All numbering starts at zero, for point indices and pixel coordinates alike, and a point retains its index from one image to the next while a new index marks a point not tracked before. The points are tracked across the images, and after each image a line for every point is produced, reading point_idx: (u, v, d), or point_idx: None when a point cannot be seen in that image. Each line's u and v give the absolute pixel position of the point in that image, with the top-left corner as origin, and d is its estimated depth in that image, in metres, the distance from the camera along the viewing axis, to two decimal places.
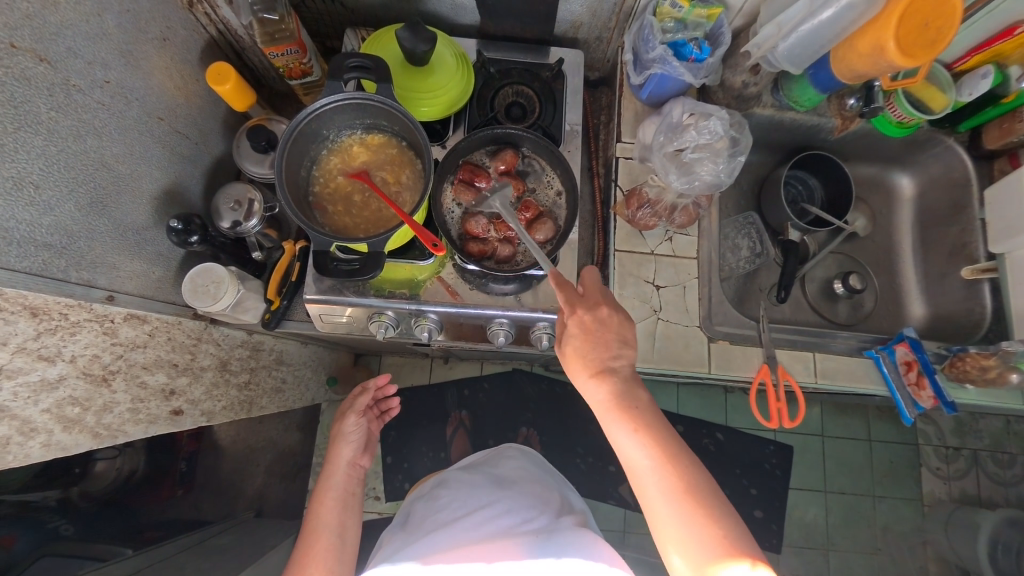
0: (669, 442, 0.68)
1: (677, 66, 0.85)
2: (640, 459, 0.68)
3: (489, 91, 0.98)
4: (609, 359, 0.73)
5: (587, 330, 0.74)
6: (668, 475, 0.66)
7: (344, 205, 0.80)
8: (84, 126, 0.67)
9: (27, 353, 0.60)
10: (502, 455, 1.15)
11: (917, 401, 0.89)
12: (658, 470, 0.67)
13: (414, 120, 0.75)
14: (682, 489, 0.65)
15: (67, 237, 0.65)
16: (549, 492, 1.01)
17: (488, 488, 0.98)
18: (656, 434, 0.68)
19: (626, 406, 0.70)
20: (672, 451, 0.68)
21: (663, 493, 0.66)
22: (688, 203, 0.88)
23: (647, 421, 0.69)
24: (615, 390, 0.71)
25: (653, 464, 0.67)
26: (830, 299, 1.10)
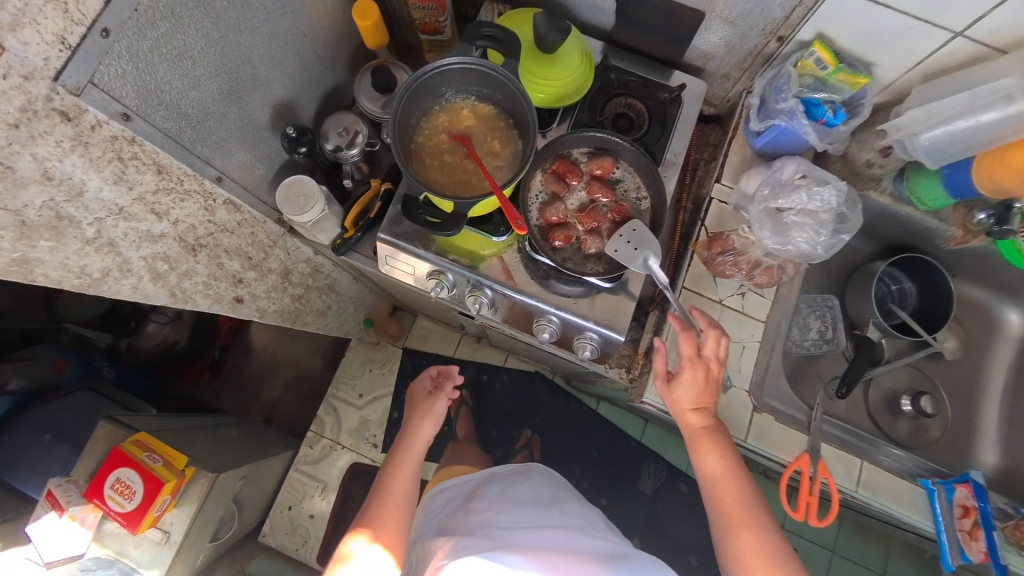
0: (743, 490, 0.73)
1: (804, 124, 0.81)
2: (724, 493, 0.73)
3: (602, 96, 0.98)
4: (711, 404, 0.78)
5: (702, 381, 0.77)
6: (749, 516, 0.71)
7: (439, 162, 0.84)
8: (244, 22, 0.72)
9: (144, 204, 0.67)
10: (527, 475, 1.21)
11: (964, 550, 0.79)
12: (734, 510, 0.72)
13: (529, 100, 0.77)
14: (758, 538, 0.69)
15: (202, 114, 0.71)
16: (580, 515, 1.07)
17: (535, 507, 1.06)
18: (740, 481, 0.73)
19: (716, 450, 0.75)
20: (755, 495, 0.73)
21: (752, 522, 0.70)
22: (773, 264, 0.85)
23: (737, 461, 0.75)
24: (713, 427, 0.77)
25: (739, 505, 0.72)
26: (891, 413, 1.02)
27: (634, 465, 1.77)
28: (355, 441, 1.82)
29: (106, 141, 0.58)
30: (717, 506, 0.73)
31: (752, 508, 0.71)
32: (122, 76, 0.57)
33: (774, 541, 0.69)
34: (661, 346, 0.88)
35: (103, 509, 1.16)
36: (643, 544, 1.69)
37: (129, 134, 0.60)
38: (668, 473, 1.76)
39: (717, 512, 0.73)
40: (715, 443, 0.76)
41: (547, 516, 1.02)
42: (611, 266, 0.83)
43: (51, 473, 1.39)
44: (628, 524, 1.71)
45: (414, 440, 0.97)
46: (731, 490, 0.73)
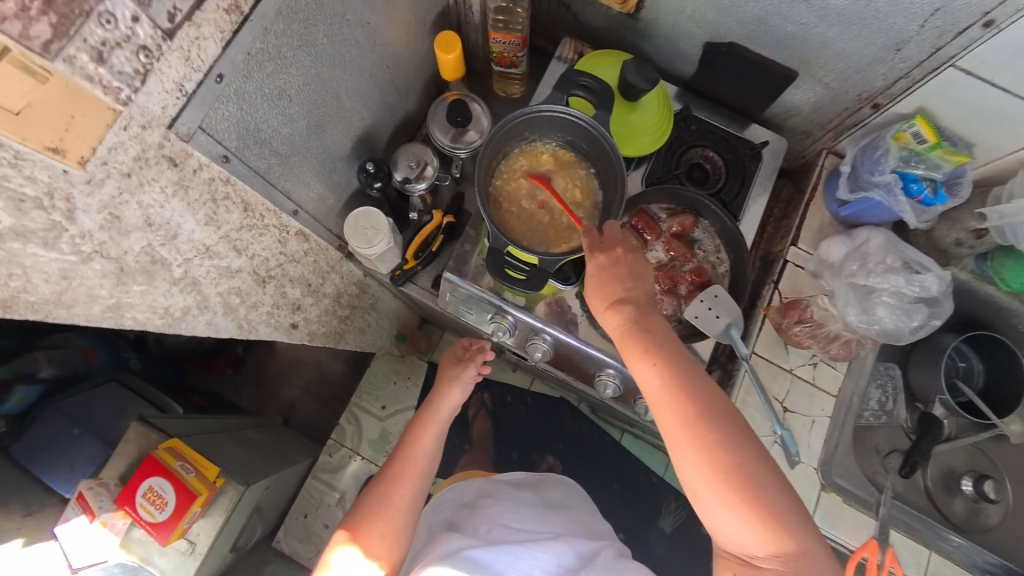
0: (709, 415, 0.61)
1: (900, 201, 0.79)
2: (659, 402, 0.63)
3: (680, 147, 0.95)
4: (623, 292, 0.70)
5: (602, 267, 0.70)
6: (704, 432, 0.59)
7: (516, 208, 0.81)
8: (338, 58, 0.69)
9: (227, 241, 0.65)
10: (541, 480, 1.18)
11: None
12: (683, 421, 0.61)
13: (619, 155, 0.74)
14: (716, 467, 0.58)
15: (290, 150, 0.68)
16: (594, 535, 1.00)
17: (543, 509, 1.03)
18: (672, 372, 0.64)
19: (608, 310, 0.70)
20: (710, 401, 0.62)
21: (722, 452, 0.58)
22: (853, 340, 0.83)
23: (682, 362, 0.65)
24: (628, 321, 0.68)
25: (686, 416, 0.61)
26: (949, 492, 1.00)
27: (655, 502, 1.73)
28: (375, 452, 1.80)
29: (204, 183, 0.56)
30: (663, 413, 0.63)
31: (732, 438, 0.59)
32: (227, 118, 0.55)
33: (738, 468, 0.58)
34: None
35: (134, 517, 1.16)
36: None
37: (225, 175, 0.58)
38: (688, 512, 1.73)
39: (663, 422, 0.63)
40: (616, 309, 0.69)
41: (557, 525, 0.97)
42: (687, 330, 0.80)
43: (79, 468, 1.38)
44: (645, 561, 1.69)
45: (437, 412, 1.01)
46: (672, 398, 0.63)
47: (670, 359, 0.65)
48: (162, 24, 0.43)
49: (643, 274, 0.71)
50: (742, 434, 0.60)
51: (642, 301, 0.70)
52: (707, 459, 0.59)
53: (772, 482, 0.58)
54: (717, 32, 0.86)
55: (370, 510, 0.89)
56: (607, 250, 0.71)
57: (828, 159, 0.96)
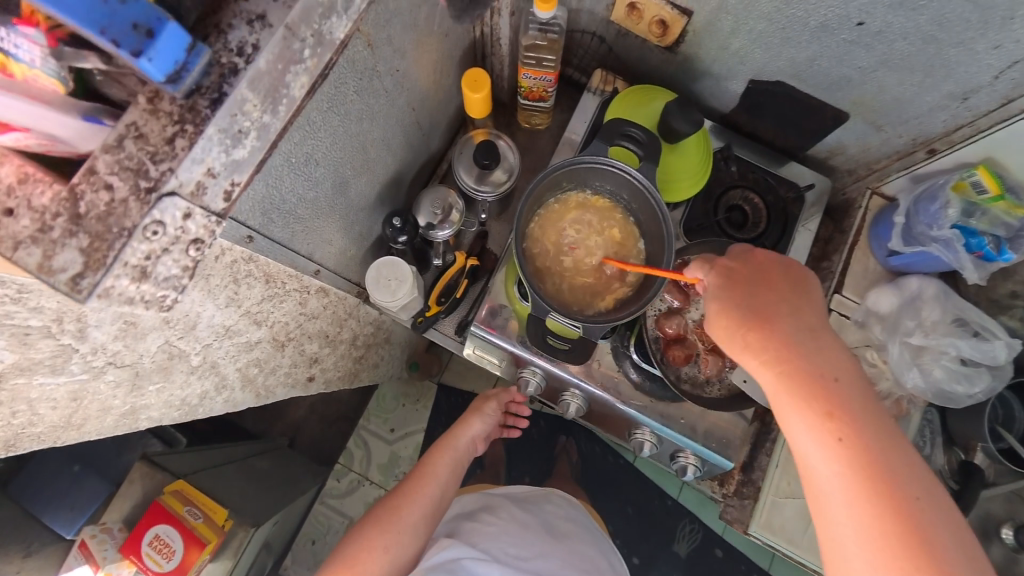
0: (898, 497, 0.46)
1: (959, 256, 0.77)
2: (830, 484, 0.48)
3: (718, 188, 0.91)
4: (773, 320, 0.53)
5: (738, 286, 0.55)
6: (887, 515, 0.46)
7: (553, 263, 0.74)
8: (366, 111, 0.64)
9: (248, 316, 0.60)
10: (547, 498, 1.15)
11: None
12: (865, 518, 0.46)
13: (666, 209, 0.68)
14: (899, 560, 0.44)
15: (314, 212, 0.63)
16: (583, 561, 1.00)
17: (542, 536, 1.00)
18: (864, 457, 0.47)
19: (769, 350, 0.51)
20: (915, 505, 0.46)
21: (909, 542, 0.45)
22: (904, 398, 0.80)
23: (877, 445, 0.48)
24: (784, 358, 0.51)
25: (871, 514, 0.46)
26: (985, 538, 0.98)
27: (669, 527, 1.70)
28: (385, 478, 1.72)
29: (226, 266, 0.51)
30: (827, 496, 0.48)
31: (924, 527, 0.45)
32: (253, 197, 0.49)
33: None
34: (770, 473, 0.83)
35: (140, 567, 1.10)
36: None
37: (248, 253, 0.53)
38: (703, 536, 1.69)
39: (829, 509, 0.48)
40: (784, 354, 0.51)
41: (545, 549, 0.97)
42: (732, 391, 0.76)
43: (79, 508, 1.31)
44: None
45: (454, 439, 0.96)
46: (856, 489, 0.47)
47: (868, 442, 0.47)
48: (215, 209, 0.35)
49: (799, 298, 0.54)
50: (961, 564, 0.44)
51: (820, 353, 0.51)
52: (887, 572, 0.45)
53: None
54: (763, 70, 0.81)
55: (378, 523, 0.83)
56: (753, 269, 0.57)
57: (872, 200, 0.92)
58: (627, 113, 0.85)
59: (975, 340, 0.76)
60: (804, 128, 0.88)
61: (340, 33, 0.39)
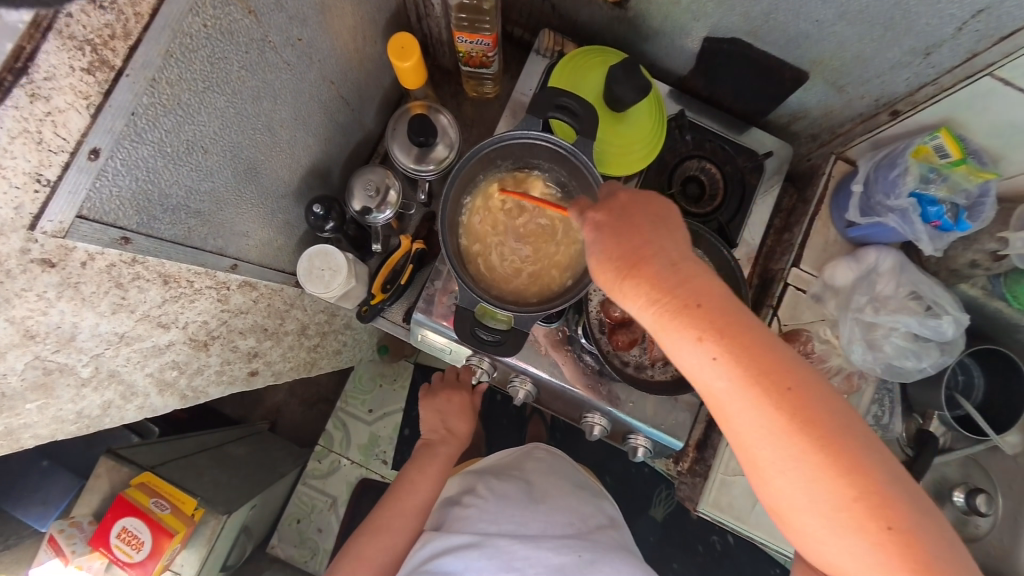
0: (788, 387, 0.43)
1: (915, 227, 0.73)
2: (727, 409, 0.44)
3: (673, 159, 0.86)
4: (641, 247, 0.47)
5: (607, 225, 0.50)
6: (786, 409, 0.42)
7: (493, 253, 0.69)
8: (265, 88, 0.58)
9: (149, 320, 0.56)
10: (529, 453, 0.89)
11: None
12: (771, 425, 0.43)
13: (602, 187, 0.63)
14: (804, 443, 0.42)
15: (216, 204, 0.58)
16: (594, 513, 0.77)
17: (526, 504, 0.74)
18: (746, 364, 0.43)
19: (647, 290, 0.45)
20: (809, 397, 0.43)
21: (809, 427, 0.42)
22: (857, 374, 0.78)
23: (762, 350, 0.43)
24: (657, 290, 0.45)
25: (769, 419, 0.43)
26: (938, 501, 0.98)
27: (644, 493, 1.63)
28: (365, 457, 1.70)
29: (101, 271, 0.47)
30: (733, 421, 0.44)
31: (815, 403, 0.43)
32: (119, 194, 0.45)
33: (832, 453, 0.42)
34: (721, 453, 0.82)
35: (111, 558, 1.11)
36: None
37: (130, 256, 0.48)
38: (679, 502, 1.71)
39: (735, 432, 0.45)
40: (655, 286, 0.45)
41: (541, 513, 0.73)
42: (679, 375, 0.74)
43: (52, 502, 1.31)
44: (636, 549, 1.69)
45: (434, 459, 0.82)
46: (758, 403, 0.43)
47: (755, 349, 0.43)
48: None
49: (662, 217, 0.50)
50: (849, 432, 0.43)
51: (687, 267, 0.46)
52: (796, 467, 0.43)
53: (869, 448, 0.43)
54: (715, 25, 0.74)
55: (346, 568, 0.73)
56: (614, 206, 0.51)
57: (836, 165, 0.86)
58: (572, 79, 0.79)
59: (924, 317, 0.73)
60: (762, 89, 0.82)
61: (11, 43, 0.34)
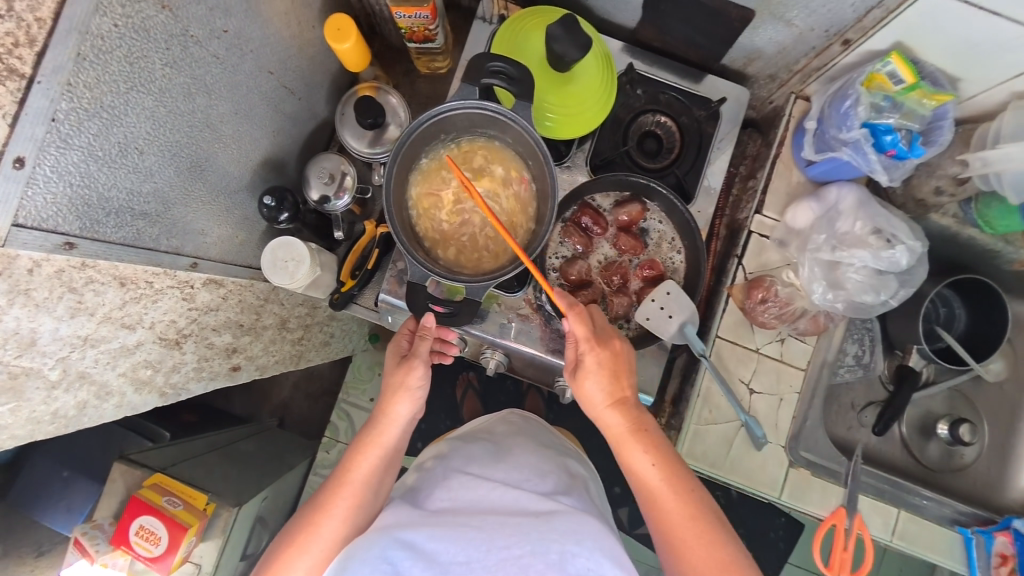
0: (713, 523, 0.56)
1: (870, 158, 0.72)
2: (665, 516, 0.57)
3: (626, 115, 0.86)
4: (622, 380, 0.61)
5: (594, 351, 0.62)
6: (710, 536, 0.55)
7: (449, 233, 0.70)
8: (195, 83, 0.59)
9: (112, 322, 0.58)
10: (501, 417, 0.91)
11: None
12: (696, 543, 0.55)
13: (546, 154, 0.63)
14: (717, 563, 0.54)
15: (163, 204, 0.60)
16: (560, 470, 0.77)
17: (492, 465, 0.73)
18: (686, 489, 0.57)
19: (625, 411, 0.60)
20: (726, 539, 0.56)
21: (723, 556, 0.54)
22: (821, 314, 0.77)
23: (695, 493, 0.57)
24: (632, 412, 0.60)
25: (696, 540, 0.55)
26: (922, 433, 0.99)
27: None
28: None
29: (51, 276, 0.49)
30: (668, 530, 0.56)
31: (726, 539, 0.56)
32: (55, 200, 0.47)
33: None
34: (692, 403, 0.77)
35: (132, 554, 1.17)
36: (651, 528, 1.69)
37: (78, 260, 0.50)
38: None
39: (672, 544, 0.56)
40: (630, 415, 0.60)
41: (503, 475, 0.70)
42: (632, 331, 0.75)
43: (75, 508, 1.38)
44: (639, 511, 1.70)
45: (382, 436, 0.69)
46: (690, 521, 0.56)
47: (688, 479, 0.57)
48: None
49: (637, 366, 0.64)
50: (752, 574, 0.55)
51: (628, 379, 0.62)
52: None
53: None
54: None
55: (291, 543, 0.64)
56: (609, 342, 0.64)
57: (796, 105, 0.85)
58: (515, 47, 0.79)
59: (880, 250, 0.72)
60: (712, 34, 0.80)
61: None
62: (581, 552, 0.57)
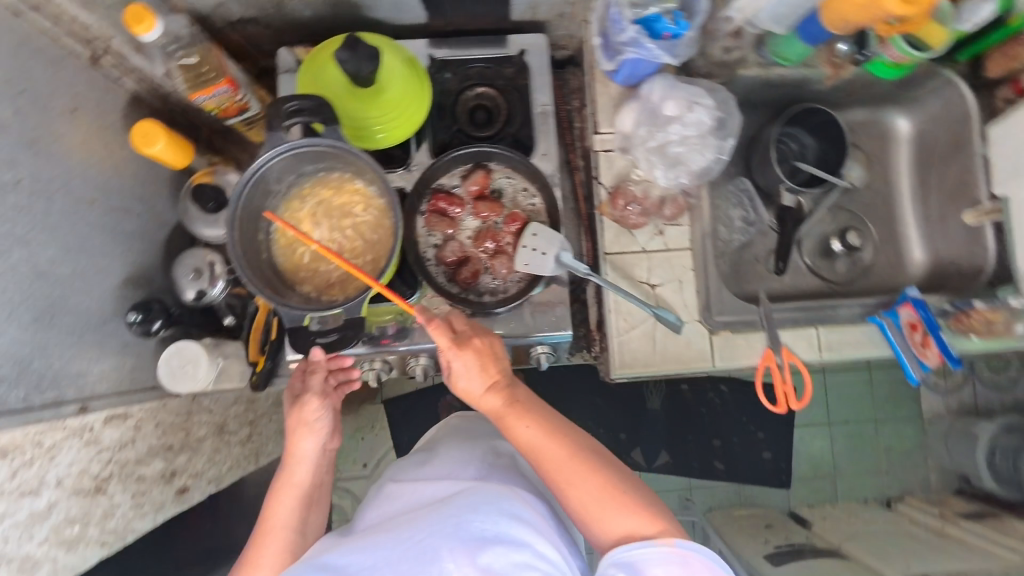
0: (598, 458, 0.60)
1: (651, 48, 0.78)
2: (556, 464, 0.60)
3: (450, 100, 0.92)
4: (485, 360, 0.63)
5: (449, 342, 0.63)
6: (600, 469, 0.59)
7: (323, 271, 0.71)
8: (6, 239, 0.59)
9: (9, 495, 0.57)
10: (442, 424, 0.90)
11: (922, 361, 0.81)
12: (592, 481, 0.58)
13: (368, 160, 0.67)
14: (610, 491, 0.58)
15: (22, 362, 0.60)
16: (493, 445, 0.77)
17: (417, 470, 0.73)
18: (568, 437, 0.61)
19: (496, 386, 0.63)
20: (614, 468, 0.60)
21: (613, 481, 0.59)
22: (677, 194, 0.84)
23: (577, 436, 0.61)
24: (502, 385, 0.63)
25: (590, 478, 0.58)
26: (826, 258, 1.05)
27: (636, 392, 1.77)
28: None
29: None
30: (564, 478, 0.59)
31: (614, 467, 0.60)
32: None
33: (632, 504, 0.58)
34: (608, 319, 0.82)
35: None
36: (672, 454, 1.75)
37: None
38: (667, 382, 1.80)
39: (572, 490, 0.59)
40: (500, 389, 0.63)
41: (427, 474, 0.70)
42: (521, 285, 0.77)
43: None
44: (653, 444, 1.75)
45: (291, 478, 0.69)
46: (579, 464, 0.59)
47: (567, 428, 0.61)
48: None
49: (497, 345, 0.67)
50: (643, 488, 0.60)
51: (499, 361, 0.64)
52: (605, 508, 0.58)
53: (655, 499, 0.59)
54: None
55: None
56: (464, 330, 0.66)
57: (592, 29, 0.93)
58: (319, 85, 0.82)
59: (683, 117, 0.79)
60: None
61: None
62: (477, 516, 0.57)
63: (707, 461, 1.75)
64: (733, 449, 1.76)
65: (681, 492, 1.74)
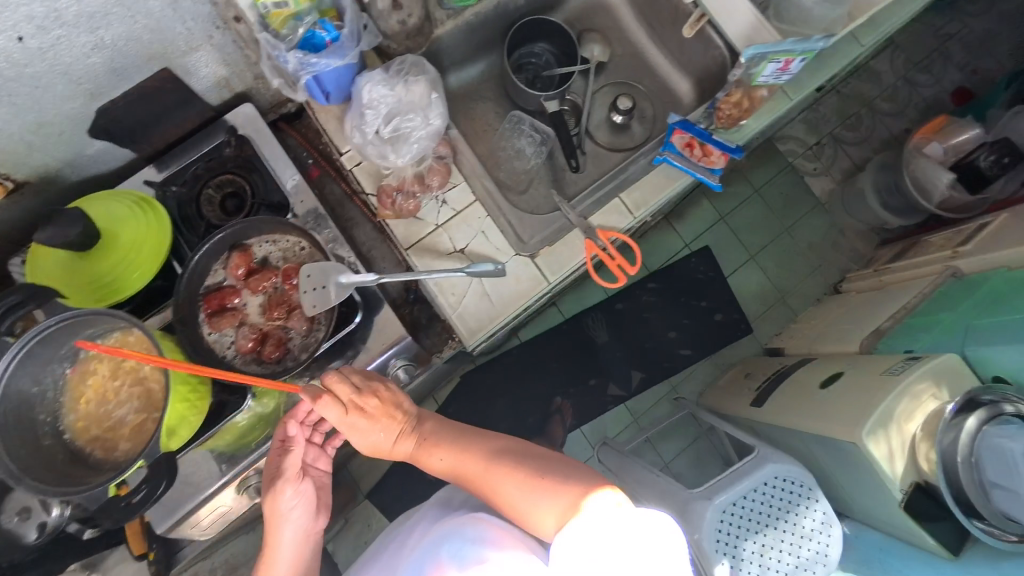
0: (513, 456, 0.66)
1: (323, 61, 0.73)
2: (474, 469, 0.66)
3: (191, 209, 0.81)
4: (386, 413, 0.71)
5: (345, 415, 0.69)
6: (513, 463, 0.65)
7: (131, 440, 0.64)
8: None
9: None
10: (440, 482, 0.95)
11: (713, 168, 0.86)
12: (508, 471, 0.64)
13: (117, 313, 0.60)
14: (527, 478, 0.62)
15: None
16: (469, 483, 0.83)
17: (406, 528, 0.79)
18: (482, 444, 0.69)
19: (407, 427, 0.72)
20: (530, 459, 0.65)
21: (526, 470, 0.63)
22: (432, 161, 0.82)
23: (491, 443, 0.69)
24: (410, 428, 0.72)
25: (505, 470, 0.64)
26: (618, 132, 1.10)
27: (581, 334, 1.81)
28: None
29: None
30: (484, 475, 0.65)
31: (530, 460, 0.65)
32: None
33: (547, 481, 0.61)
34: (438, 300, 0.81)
35: None
36: (642, 368, 1.81)
37: None
38: (604, 310, 1.84)
39: (494, 483, 0.64)
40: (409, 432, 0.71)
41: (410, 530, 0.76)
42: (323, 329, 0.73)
43: None
44: (621, 370, 1.80)
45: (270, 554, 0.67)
46: (494, 461, 0.66)
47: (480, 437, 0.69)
48: None
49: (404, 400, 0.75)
50: (564, 468, 0.63)
51: (399, 411, 0.71)
52: (525, 490, 0.61)
53: (577, 473, 0.62)
54: (53, 118, 0.70)
55: None
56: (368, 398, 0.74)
57: None
58: (50, 274, 0.73)
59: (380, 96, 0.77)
60: (172, 107, 0.80)
61: None
62: (446, 547, 0.62)
63: (673, 352, 1.82)
64: (687, 329, 1.85)
65: (669, 394, 1.80)
